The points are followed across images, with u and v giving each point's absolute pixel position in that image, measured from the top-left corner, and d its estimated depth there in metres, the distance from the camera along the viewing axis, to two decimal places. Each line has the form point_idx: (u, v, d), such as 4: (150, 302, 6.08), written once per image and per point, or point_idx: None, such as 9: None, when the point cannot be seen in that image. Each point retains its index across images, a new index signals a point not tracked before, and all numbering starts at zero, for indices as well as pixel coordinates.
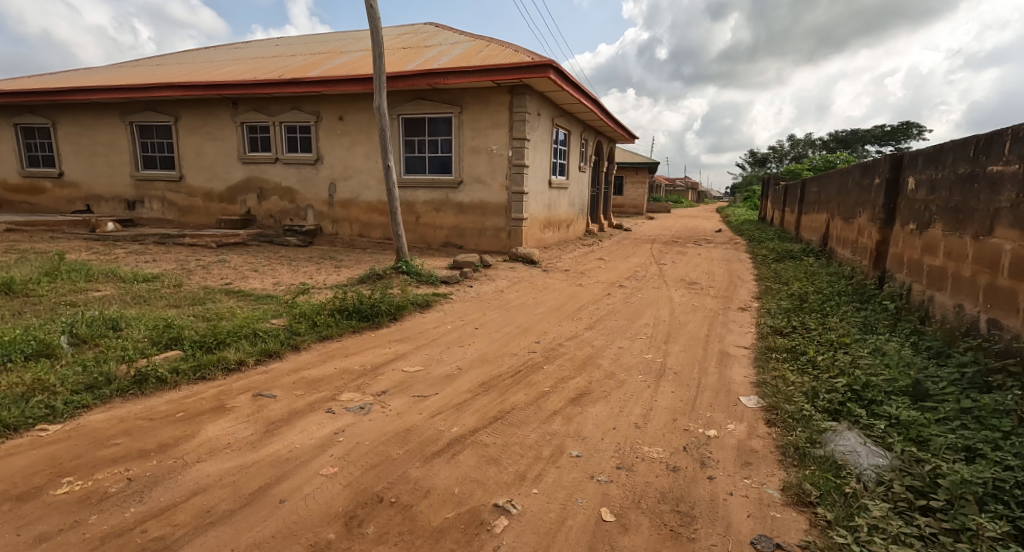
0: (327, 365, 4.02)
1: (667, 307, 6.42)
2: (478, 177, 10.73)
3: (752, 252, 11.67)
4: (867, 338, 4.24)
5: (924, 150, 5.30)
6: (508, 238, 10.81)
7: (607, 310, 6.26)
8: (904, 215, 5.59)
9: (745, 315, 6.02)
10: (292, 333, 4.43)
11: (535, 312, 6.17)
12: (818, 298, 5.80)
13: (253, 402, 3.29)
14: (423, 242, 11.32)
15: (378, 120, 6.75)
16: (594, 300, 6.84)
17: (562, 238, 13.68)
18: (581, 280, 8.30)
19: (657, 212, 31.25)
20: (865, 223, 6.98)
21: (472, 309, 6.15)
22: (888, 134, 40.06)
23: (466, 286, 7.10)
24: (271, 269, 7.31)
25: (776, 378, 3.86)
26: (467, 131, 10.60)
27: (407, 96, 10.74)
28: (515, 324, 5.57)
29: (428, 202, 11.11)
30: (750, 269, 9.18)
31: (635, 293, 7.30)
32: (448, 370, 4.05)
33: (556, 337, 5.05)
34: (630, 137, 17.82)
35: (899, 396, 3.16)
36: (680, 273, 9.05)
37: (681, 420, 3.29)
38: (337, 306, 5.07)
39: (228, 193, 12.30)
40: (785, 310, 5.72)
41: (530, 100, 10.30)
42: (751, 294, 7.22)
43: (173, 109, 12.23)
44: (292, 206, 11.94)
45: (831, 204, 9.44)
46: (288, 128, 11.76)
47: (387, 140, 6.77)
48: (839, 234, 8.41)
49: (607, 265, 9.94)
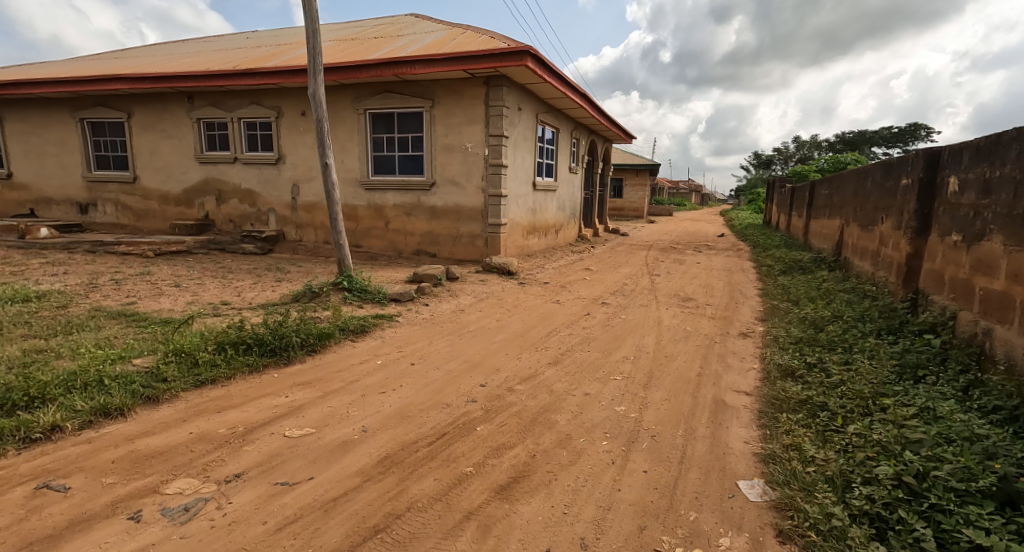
0: (185, 427, 2.93)
1: (653, 332, 5.38)
2: (452, 178, 9.74)
3: (756, 261, 10.62)
4: (910, 391, 3.22)
5: (972, 143, 4.28)
6: (485, 246, 9.82)
7: (580, 337, 5.24)
8: (944, 223, 4.57)
9: (747, 345, 4.98)
10: (157, 379, 3.36)
11: (494, 340, 5.15)
12: (838, 325, 4.75)
13: (25, 501, 2.22)
14: (394, 249, 10.32)
15: (313, 110, 5.74)
16: (569, 323, 5.82)
17: (550, 245, 12.67)
18: (559, 296, 7.27)
19: (659, 215, 30.25)
20: (889, 231, 5.97)
21: (417, 336, 5.12)
22: (895, 136, 38.96)
23: (421, 306, 6.08)
24: (197, 284, 6.31)
25: (791, 451, 2.85)
26: (439, 128, 9.62)
27: (375, 88, 9.78)
28: (464, 357, 4.56)
29: (399, 205, 10.11)
30: (754, 283, 8.13)
31: (619, 313, 6.25)
32: (346, 433, 3.02)
33: (507, 378, 4.03)
34: (627, 137, 16.82)
35: (980, 500, 2.15)
36: (674, 286, 8.01)
37: (652, 529, 2.27)
38: (235, 338, 4.02)
39: (185, 196, 11.34)
40: (797, 339, 4.72)
41: (508, 92, 9.32)
42: (754, 315, 6.19)
43: (126, 105, 11.29)
44: (253, 210, 10.97)
45: (845, 209, 8.37)
46: (247, 125, 10.82)
47: (325, 134, 5.77)
48: (855, 243, 7.38)
49: (592, 276, 8.92)
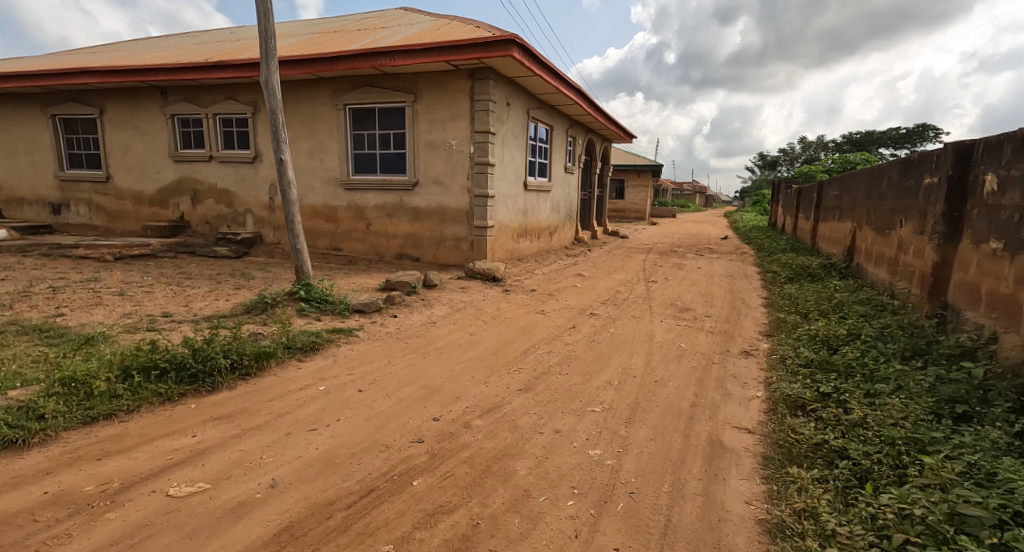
0: (40, 483, 2.35)
1: (643, 351, 4.77)
2: (436, 178, 9.16)
3: (760, 267, 9.99)
4: (952, 439, 2.61)
5: (1012, 134, 3.67)
6: (471, 249, 9.26)
7: (561, 355, 4.64)
8: (978, 227, 3.95)
9: (749, 367, 4.38)
10: (31, 416, 2.78)
11: (463, 358, 4.56)
12: (856, 346, 4.12)
13: None
14: (375, 252, 9.75)
15: (266, 101, 5.15)
16: (551, 338, 5.24)
17: (543, 248, 12.08)
18: (545, 306, 6.67)
19: (662, 217, 29.55)
20: (910, 236, 5.35)
21: (376, 354, 4.54)
22: (904, 137, 38.22)
23: (388, 317, 5.51)
24: (144, 293, 5.74)
25: (805, 521, 2.26)
26: (422, 123, 9.05)
27: (354, 82, 9.22)
28: (423, 380, 3.97)
29: (380, 206, 9.54)
30: (759, 292, 7.51)
31: (608, 326, 5.66)
32: (245, 490, 2.40)
33: (466, 410, 3.44)
34: (627, 137, 16.23)
35: None
36: (672, 294, 7.39)
37: None
38: (146, 361, 3.40)
39: (159, 196, 10.80)
40: (808, 362, 4.11)
41: (494, 86, 8.75)
42: (758, 329, 5.57)
43: (98, 100, 10.76)
44: (229, 211, 10.42)
45: (858, 211, 7.75)
46: (223, 121, 10.28)
47: (279, 127, 5.18)
48: (870, 248, 6.75)
49: (584, 282, 8.34)
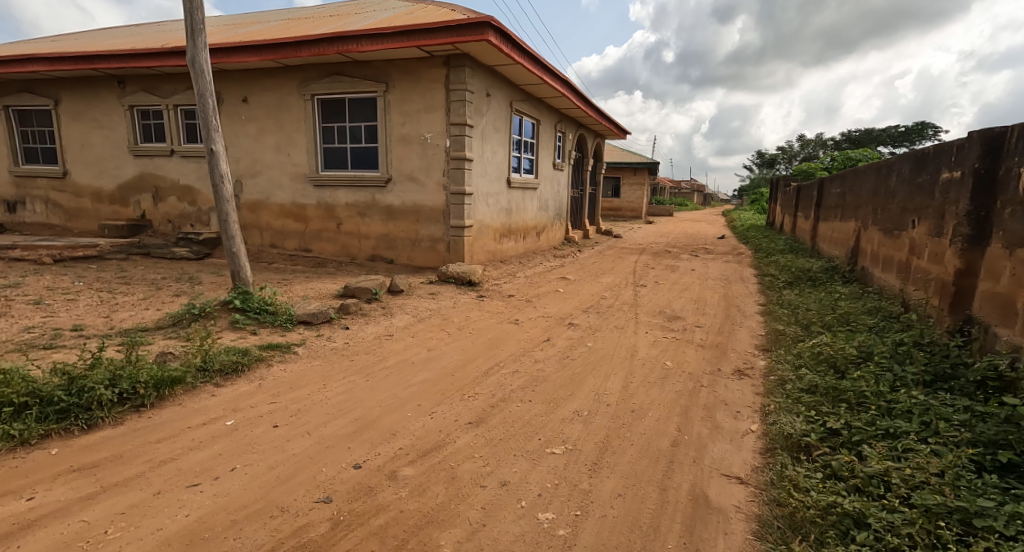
0: None
1: (623, 370, 4.17)
2: (410, 174, 8.54)
3: (757, 269, 9.39)
4: (1006, 511, 2.00)
5: None
6: (447, 251, 8.65)
7: (526, 377, 4.02)
8: (1012, 229, 3.34)
9: (743, 391, 3.78)
10: None
11: (414, 380, 3.95)
12: (868, 368, 3.51)
13: None
14: (346, 254, 9.14)
15: (193, 82, 4.50)
16: (520, 353, 4.64)
17: (529, 248, 11.46)
18: (520, 314, 6.06)
19: (658, 216, 29.02)
20: (925, 237, 4.75)
21: (313, 375, 3.93)
22: (903, 135, 37.68)
23: (338, 330, 4.90)
24: (66, 301, 5.11)
25: None
26: (394, 115, 8.42)
27: (322, 71, 8.59)
28: (357, 410, 3.35)
29: (351, 204, 8.91)
30: (755, 297, 6.91)
31: (587, 339, 5.05)
32: None
33: (399, 452, 2.82)
34: (620, 133, 15.61)
35: None
36: (661, 300, 6.79)
37: None
38: (6, 395, 2.78)
39: (119, 193, 10.14)
40: (812, 389, 3.51)
41: (471, 74, 8.12)
42: (753, 342, 4.97)
43: (53, 91, 10.11)
44: (193, 210, 9.80)
45: (863, 210, 7.14)
46: (185, 113, 9.64)
47: (210, 113, 4.55)
48: (878, 250, 6.14)
49: (568, 287, 7.73)
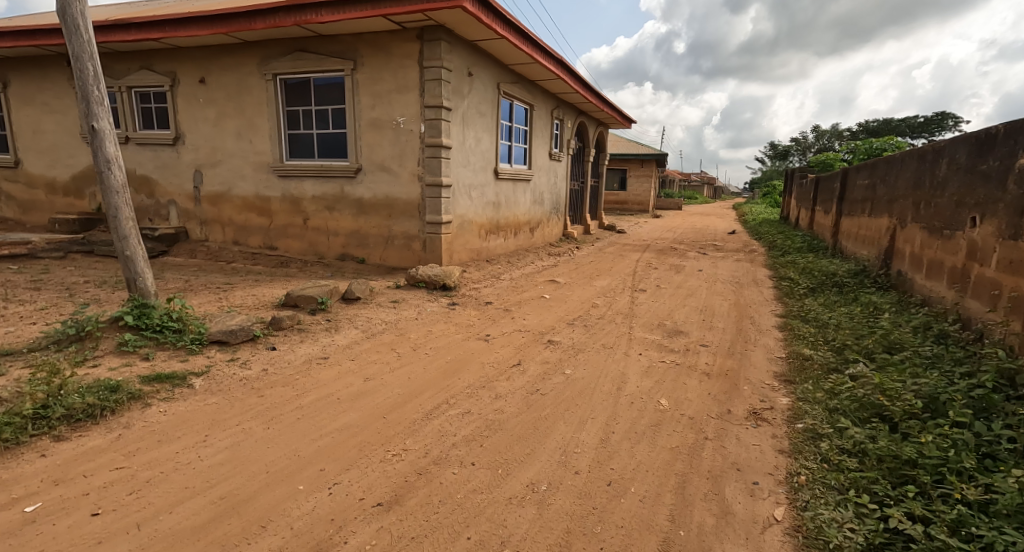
0: None
1: (607, 413, 3.22)
2: (382, 163, 7.61)
3: (772, 271, 8.37)
4: None
5: None
6: (424, 249, 7.73)
7: (478, 423, 3.09)
8: None
9: (762, 448, 2.80)
10: None
11: (331, 427, 3.03)
12: (940, 427, 2.54)
13: None
14: (314, 252, 8.24)
15: (67, 41, 3.59)
16: (480, 385, 3.70)
17: (520, 245, 10.49)
18: (493, 328, 5.13)
19: (666, 209, 27.90)
20: (994, 239, 3.75)
21: (203, 419, 3.04)
22: (922, 126, 36.27)
23: (261, 351, 4.00)
24: None
25: None
26: (363, 96, 7.48)
27: (284, 48, 7.66)
28: (229, 481, 2.43)
29: (319, 196, 8.00)
30: (773, 306, 5.91)
31: (567, 364, 4.10)
32: None
33: None
34: (625, 120, 14.56)
35: None
36: (662, 310, 5.81)
37: None
38: None
39: (74, 184, 9.32)
40: (860, 455, 2.55)
41: (448, 49, 7.14)
42: (774, 369, 3.99)
43: (3, 73, 9.28)
44: (151, 202, 8.95)
45: (899, 204, 6.13)
46: (140, 96, 8.78)
47: (89, 80, 3.64)
48: (922, 252, 5.13)
49: (556, 292, 6.79)
